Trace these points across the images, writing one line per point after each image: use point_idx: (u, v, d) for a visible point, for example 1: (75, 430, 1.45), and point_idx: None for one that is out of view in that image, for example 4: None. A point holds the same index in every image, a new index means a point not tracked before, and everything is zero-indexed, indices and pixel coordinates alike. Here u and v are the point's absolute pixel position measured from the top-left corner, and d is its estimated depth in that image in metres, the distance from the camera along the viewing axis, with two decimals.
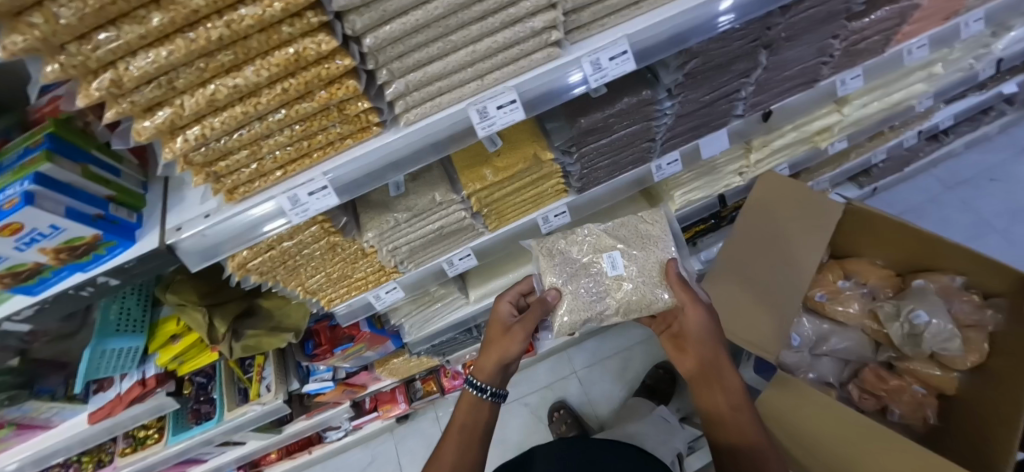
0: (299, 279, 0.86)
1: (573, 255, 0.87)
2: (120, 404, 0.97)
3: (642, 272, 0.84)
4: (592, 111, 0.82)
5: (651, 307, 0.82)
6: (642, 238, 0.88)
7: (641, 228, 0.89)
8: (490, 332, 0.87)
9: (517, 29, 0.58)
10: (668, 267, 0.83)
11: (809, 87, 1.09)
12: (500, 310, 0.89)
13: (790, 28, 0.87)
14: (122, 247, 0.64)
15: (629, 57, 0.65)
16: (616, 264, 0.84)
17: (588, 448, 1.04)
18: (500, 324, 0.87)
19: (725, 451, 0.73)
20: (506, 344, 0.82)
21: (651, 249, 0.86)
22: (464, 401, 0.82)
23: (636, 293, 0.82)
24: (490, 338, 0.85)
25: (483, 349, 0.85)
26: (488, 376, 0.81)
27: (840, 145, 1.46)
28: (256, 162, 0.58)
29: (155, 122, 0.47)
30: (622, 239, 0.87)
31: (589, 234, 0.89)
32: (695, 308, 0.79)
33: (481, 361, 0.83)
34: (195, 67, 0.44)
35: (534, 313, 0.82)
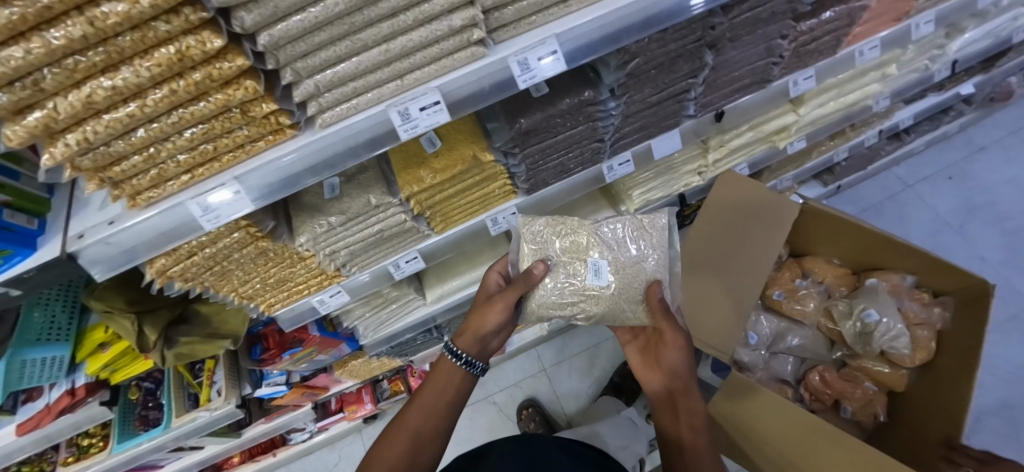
0: (231, 285, 0.83)
1: (553, 245, 0.82)
2: (49, 414, 0.92)
3: (625, 289, 0.80)
4: (533, 111, 0.81)
5: (623, 319, 0.81)
6: (634, 247, 0.82)
7: (639, 238, 0.83)
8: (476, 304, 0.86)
9: (434, 27, 0.56)
10: (651, 289, 0.78)
11: (761, 87, 1.09)
12: (487, 282, 0.89)
13: (734, 28, 0.86)
14: (20, 256, 0.60)
15: (559, 57, 0.64)
16: (600, 272, 0.80)
17: (540, 447, 1.01)
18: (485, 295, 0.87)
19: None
20: (485, 314, 0.80)
21: (642, 264, 0.81)
22: (441, 367, 0.80)
23: (610, 308, 0.80)
24: (475, 307, 0.84)
25: (467, 318, 0.83)
26: (467, 344, 0.80)
27: (799, 145, 1.47)
28: (157, 167, 0.55)
29: (25, 125, 0.43)
30: (611, 245, 0.82)
31: (578, 226, 0.83)
32: (675, 337, 0.75)
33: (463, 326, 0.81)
34: (62, 67, 0.41)
35: (518, 285, 0.79)
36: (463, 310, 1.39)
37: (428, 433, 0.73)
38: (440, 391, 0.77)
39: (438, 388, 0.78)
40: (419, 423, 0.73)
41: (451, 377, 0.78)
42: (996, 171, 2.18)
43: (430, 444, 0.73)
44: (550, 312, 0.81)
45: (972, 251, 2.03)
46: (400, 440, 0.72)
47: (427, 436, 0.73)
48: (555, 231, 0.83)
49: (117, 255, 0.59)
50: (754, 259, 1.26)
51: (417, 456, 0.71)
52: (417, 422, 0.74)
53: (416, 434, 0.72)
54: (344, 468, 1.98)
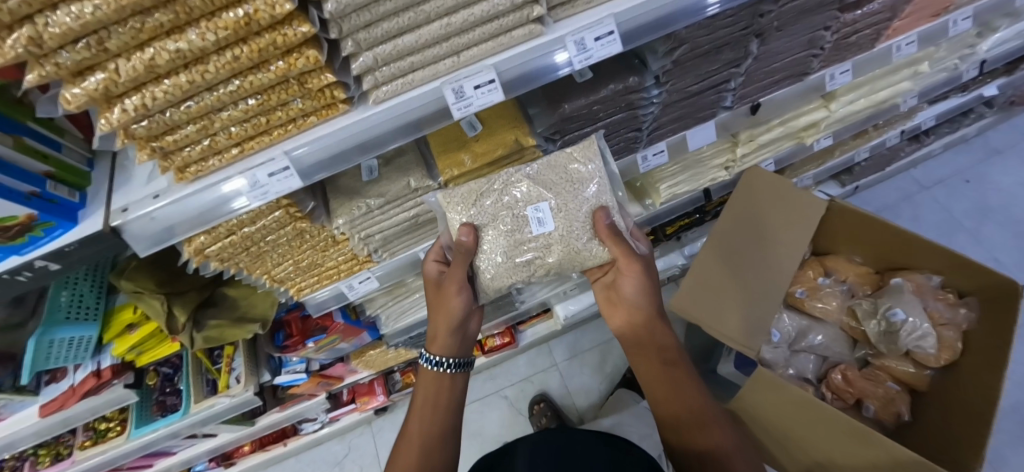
0: (264, 267, 0.81)
1: (488, 205, 0.77)
2: (73, 396, 0.91)
3: (573, 227, 0.78)
4: (575, 97, 0.79)
5: (583, 262, 0.79)
6: (573, 183, 0.79)
7: (572, 169, 0.80)
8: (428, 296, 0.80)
9: (496, 2, 0.54)
10: (596, 217, 0.77)
11: (798, 80, 1.07)
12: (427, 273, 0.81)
13: (782, 17, 0.84)
14: (62, 229, 0.59)
15: (616, 38, 0.61)
16: (544, 220, 0.77)
17: (566, 441, 1.00)
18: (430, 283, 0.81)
19: (666, 422, 0.70)
20: (445, 303, 0.76)
21: (582, 195, 0.79)
22: (425, 379, 0.77)
23: (566, 253, 0.78)
24: (430, 302, 0.79)
25: (431, 317, 0.79)
26: (441, 349, 0.76)
27: (825, 142, 1.46)
28: (208, 138, 0.53)
29: (85, 88, 0.42)
30: (550, 186, 0.78)
31: (508, 180, 0.79)
32: (629, 263, 0.75)
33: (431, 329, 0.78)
34: (129, 26, 0.40)
35: (459, 261, 0.76)
36: None
37: (435, 436, 0.71)
38: (432, 399, 0.75)
39: (429, 397, 0.75)
40: (419, 433, 0.71)
41: (433, 383, 0.76)
42: (1014, 174, 2.16)
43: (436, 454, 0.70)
44: (509, 279, 0.80)
45: (988, 254, 2.02)
46: (407, 453, 0.70)
47: (425, 445, 0.70)
48: (481, 193, 0.78)
49: (159, 231, 0.58)
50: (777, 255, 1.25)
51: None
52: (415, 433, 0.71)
53: (417, 444, 0.70)
54: (354, 460, 1.96)
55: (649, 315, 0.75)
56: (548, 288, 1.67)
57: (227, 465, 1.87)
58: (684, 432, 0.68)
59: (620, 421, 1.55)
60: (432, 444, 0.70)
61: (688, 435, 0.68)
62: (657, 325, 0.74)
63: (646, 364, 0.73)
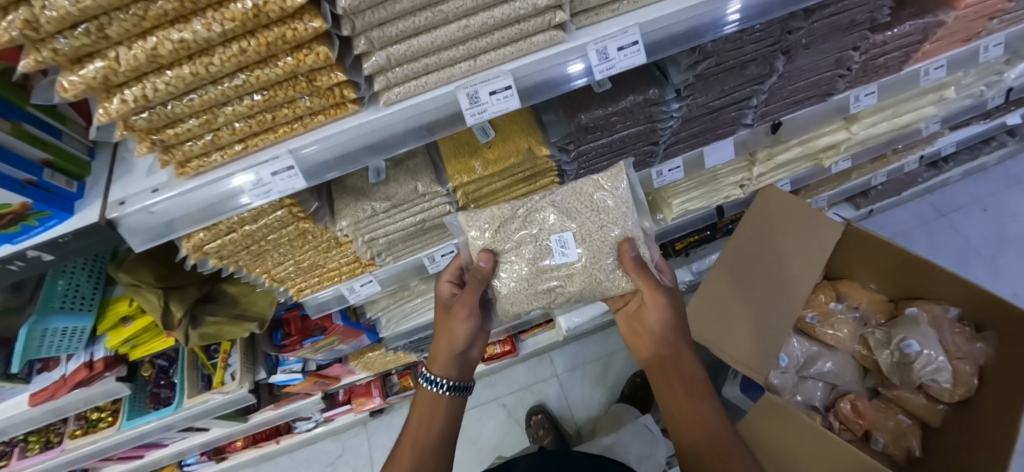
0: (264, 266, 0.79)
1: (512, 231, 0.76)
2: (64, 386, 0.89)
3: (596, 256, 0.75)
4: (593, 107, 0.77)
5: (604, 292, 0.77)
6: (597, 212, 0.76)
7: (597, 197, 0.77)
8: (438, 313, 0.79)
9: (517, 6, 0.52)
10: (622, 248, 0.74)
11: (822, 100, 1.04)
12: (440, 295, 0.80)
13: (811, 34, 0.81)
14: (58, 219, 0.57)
15: (639, 49, 0.59)
16: (566, 249, 0.75)
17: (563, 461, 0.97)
18: (441, 304, 0.80)
19: (688, 456, 0.65)
20: (449, 328, 0.74)
21: (608, 224, 0.76)
22: (420, 399, 0.74)
23: (586, 283, 0.76)
24: (438, 324, 0.77)
25: (435, 340, 0.77)
26: (441, 371, 0.74)
27: (843, 165, 1.42)
28: (211, 133, 0.51)
29: (82, 76, 0.40)
30: (573, 215, 0.76)
31: (532, 207, 0.77)
32: (653, 294, 0.72)
33: (434, 347, 0.76)
34: (131, 13, 0.38)
35: (471, 287, 0.74)
36: None
37: (429, 452, 0.69)
38: (427, 422, 0.72)
39: (422, 420, 0.72)
40: (411, 457, 0.68)
41: (428, 405, 0.73)
42: None
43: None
44: (528, 306, 0.78)
45: (1006, 285, 1.96)
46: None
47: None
48: (506, 219, 0.76)
49: (158, 226, 0.56)
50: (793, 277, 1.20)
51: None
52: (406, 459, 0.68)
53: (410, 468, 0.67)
54: (347, 461, 1.93)
55: (669, 343, 0.72)
56: None
57: (218, 459, 1.85)
58: (705, 463, 0.63)
59: (620, 438, 1.51)
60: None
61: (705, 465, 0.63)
62: (676, 351, 0.71)
63: (666, 391, 0.69)
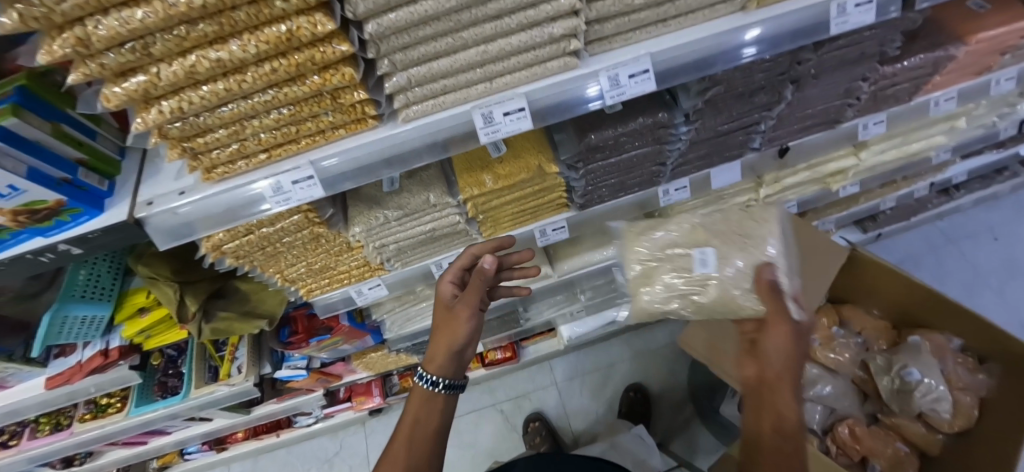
0: (277, 266, 0.82)
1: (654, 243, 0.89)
2: (80, 372, 0.92)
3: (735, 274, 0.82)
4: (603, 127, 0.79)
5: (736, 312, 0.81)
6: (747, 238, 0.85)
7: (745, 226, 0.86)
8: (439, 314, 0.79)
9: (534, 34, 0.54)
10: (761, 271, 0.76)
11: (830, 128, 1.05)
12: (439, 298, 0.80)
13: (820, 65, 0.83)
14: (88, 215, 0.60)
15: (650, 77, 0.61)
16: (705, 262, 0.84)
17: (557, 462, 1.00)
18: (442, 303, 0.80)
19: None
20: (452, 328, 0.76)
21: (756, 251, 0.83)
22: (415, 397, 0.75)
23: (719, 296, 0.82)
24: (438, 321, 0.78)
25: (434, 338, 0.78)
26: (438, 369, 0.74)
27: (851, 190, 1.43)
28: (238, 142, 0.54)
29: (125, 88, 0.43)
30: (718, 234, 0.86)
31: (679, 225, 0.90)
32: (778, 320, 0.68)
33: (432, 344, 0.77)
34: (175, 34, 0.40)
35: (477, 286, 0.76)
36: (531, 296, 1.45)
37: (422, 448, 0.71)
38: (421, 421, 0.73)
39: (412, 414, 0.74)
40: (402, 451, 0.70)
41: (421, 398, 0.74)
42: None
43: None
44: (661, 308, 0.87)
45: (1014, 316, 1.94)
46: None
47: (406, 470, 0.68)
48: (649, 230, 0.91)
49: (182, 227, 0.59)
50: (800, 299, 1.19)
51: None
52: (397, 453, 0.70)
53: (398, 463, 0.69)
54: (345, 458, 1.95)
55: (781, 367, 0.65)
56: (555, 308, 1.66)
57: (218, 449, 1.87)
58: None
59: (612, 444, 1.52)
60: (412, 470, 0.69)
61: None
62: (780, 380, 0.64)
63: (753, 417, 0.63)
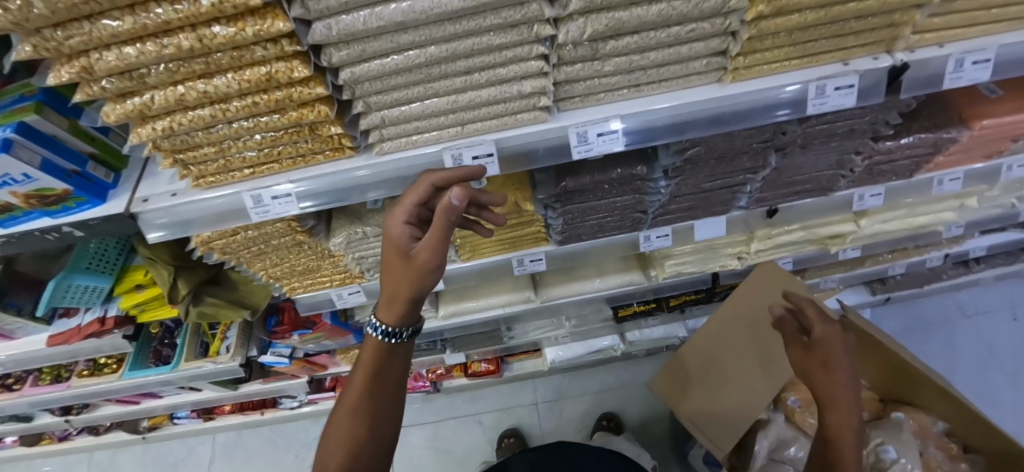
0: (262, 264, 0.87)
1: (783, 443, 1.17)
2: (77, 335, 1.00)
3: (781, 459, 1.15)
4: (581, 174, 0.82)
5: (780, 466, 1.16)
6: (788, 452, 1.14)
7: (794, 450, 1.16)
8: (390, 256, 0.61)
9: (504, 89, 0.57)
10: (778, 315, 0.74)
11: (822, 195, 1.05)
12: (391, 234, 0.60)
13: (806, 136, 0.84)
14: (91, 204, 0.66)
15: (618, 137, 0.64)
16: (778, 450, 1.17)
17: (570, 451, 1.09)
18: (392, 240, 0.60)
19: None
20: (412, 279, 0.60)
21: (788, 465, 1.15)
22: (370, 348, 0.66)
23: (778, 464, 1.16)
24: (391, 265, 0.61)
25: (389, 285, 0.63)
26: (399, 318, 0.64)
27: (851, 254, 1.42)
28: (224, 158, 0.59)
29: (123, 108, 0.49)
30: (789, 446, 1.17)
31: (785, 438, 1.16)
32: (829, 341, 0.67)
33: (388, 292, 0.62)
34: (166, 69, 0.46)
35: (438, 229, 0.56)
36: (518, 317, 1.48)
37: (385, 398, 0.67)
38: (381, 375, 0.67)
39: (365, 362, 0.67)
40: (356, 400, 0.66)
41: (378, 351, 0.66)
42: None
43: (367, 435, 0.66)
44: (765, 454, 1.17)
45: None
46: (343, 423, 0.66)
47: (362, 424, 0.66)
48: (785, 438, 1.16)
49: (171, 224, 0.65)
50: (779, 372, 1.13)
51: (356, 445, 0.65)
52: (353, 405, 0.66)
53: (353, 414, 0.66)
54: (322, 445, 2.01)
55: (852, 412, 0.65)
56: (540, 330, 1.68)
57: (206, 418, 1.96)
58: None
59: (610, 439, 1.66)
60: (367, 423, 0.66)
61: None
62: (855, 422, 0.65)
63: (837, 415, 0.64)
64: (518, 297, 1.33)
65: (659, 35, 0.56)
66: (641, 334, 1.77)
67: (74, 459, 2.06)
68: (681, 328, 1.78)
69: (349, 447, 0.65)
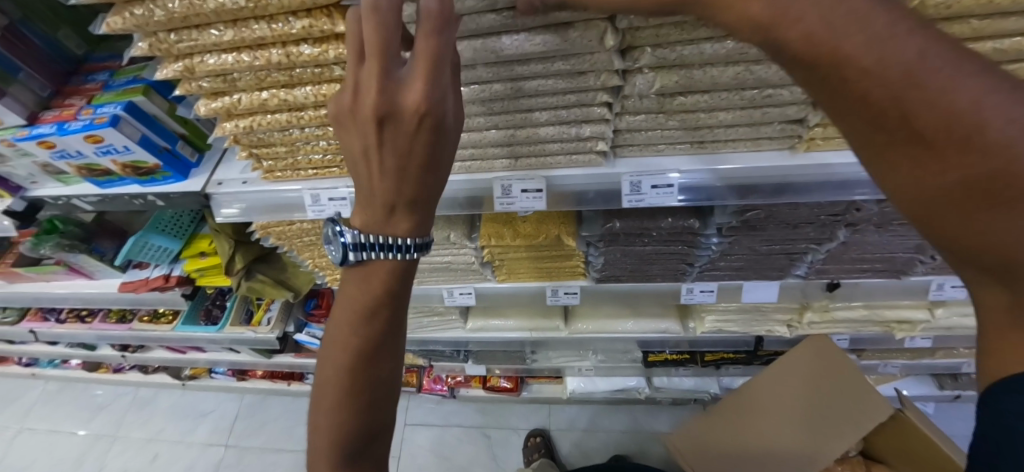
0: (311, 253, 0.92)
1: None
2: (144, 286, 1.10)
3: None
4: (629, 216, 0.80)
5: None
6: None
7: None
8: (427, 149, 0.36)
9: (562, 130, 0.57)
10: None
11: (892, 277, 0.96)
12: (413, 119, 0.34)
13: (884, 215, 0.77)
14: (174, 179, 0.73)
15: (672, 192, 0.62)
16: None
17: None
18: (427, 121, 0.34)
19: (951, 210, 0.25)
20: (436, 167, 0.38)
21: None
22: (354, 303, 0.43)
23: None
24: (419, 162, 0.37)
25: (388, 180, 0.37)
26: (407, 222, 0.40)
27: (920, 343, 1.31)
28: (294, 158, 0.63)
29: (214, 105, 0.53)
30: None
31: None
32: None
33: (422, 199, 0.39)
34: (256, 76, 0.50)
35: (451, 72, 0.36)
36: (543, 343, 1.46)
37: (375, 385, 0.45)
38: (371, 352, 0.44)
39: (349, 315, 0.43)
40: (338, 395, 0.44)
41: (380, 291, 0.43)
42: None
43: (369, 415, 0.46)
44: None
45: None
46: (322, 421, 0.45)
47: (363, 402, 0.45)
48: None
49: (237, 208, 0.70)
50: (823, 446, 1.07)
51: (356, 432, 0.46)
52: (346, 379, 0.44)
53: (345, 393, 0.44)
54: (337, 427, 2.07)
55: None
56: (564, 358, 1.66)
57: (239, 378, 2.09)
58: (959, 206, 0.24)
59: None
60: (371, 399, 0.45)
61: (995, 342, 0.26)
62: None
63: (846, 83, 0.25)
64: (547, 324, 1.32)
65: (733, 97, 0.54)
66: (669, 382, 1.70)
67: (122, 391, 2.26)
68: (714, 384, 1.70)
69: (343, 438, 0.45)
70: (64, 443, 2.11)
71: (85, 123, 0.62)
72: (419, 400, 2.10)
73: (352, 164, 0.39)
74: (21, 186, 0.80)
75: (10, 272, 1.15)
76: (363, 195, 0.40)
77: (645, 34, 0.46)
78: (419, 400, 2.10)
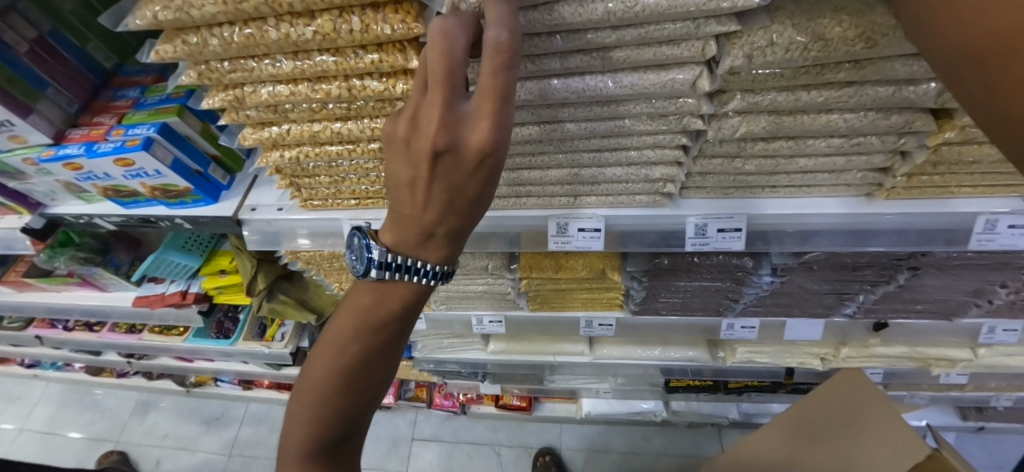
0: (338, 277, 0.88)
1: None
2: (160, 301, 1.06)
3: None
4: (678, 252, 0.76)
5: None
6: None
7: None
8: (480, 189, 0.30)
9: (630, 171, 0.53)
10: None
11: (943, 320, 0.92)
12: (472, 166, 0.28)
13: (950, 260, 0.73)
14: (204, 202, 0.69)
15: (739, 238, 0.58)
16: None
17: None
18: (487, 164, 0.29)
19: None
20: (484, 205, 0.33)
21: None
22: (358, 314, 0.40)
23: None
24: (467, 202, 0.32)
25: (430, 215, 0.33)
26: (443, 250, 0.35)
27: (956, 379, 1.26)
28: (336, 188, 0.59)
29: (261, 135, 0.50)
30: None
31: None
32: None
33: (464, 232, 0.34)
34: (311, 108, 0.46)
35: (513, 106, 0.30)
36: (565, 366, 1.41)
37: (361, 392, 0.42)
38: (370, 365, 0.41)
39: (352, 327, 0.40)
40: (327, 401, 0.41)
41: (394, 310, 0.40)
42: None
43: (350, 421, 0.43)
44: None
45: None
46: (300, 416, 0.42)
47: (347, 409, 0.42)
48: None
49: (270, 234, 0.67)
50: None
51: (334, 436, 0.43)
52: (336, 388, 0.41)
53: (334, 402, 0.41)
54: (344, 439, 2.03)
55: None
56: (583, 380, 1.61)
57: (245, 387, 2.04)
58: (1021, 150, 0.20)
59: None
60: (355, 407, 0.43)
61: None
62: None
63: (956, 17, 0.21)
64: (571, 348, 1.28)
65: (819, 143, 0.50)
66: (689, 406, 1.65)
67: (124, 395, 2.20)
68: (733, 409, 1.66)
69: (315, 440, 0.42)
70: (65, 446, 2.06)
71: (116, 145, 0.58)
72: (428, 415, 2.06)
73: (393, 188, 0.34)
74: (42, 203, 0.77)
75: (20, 282, 1.11)
76: (399, 214, 0.35)
77: (742, 78, 0.43)
78: (428, 414, 2.06)
